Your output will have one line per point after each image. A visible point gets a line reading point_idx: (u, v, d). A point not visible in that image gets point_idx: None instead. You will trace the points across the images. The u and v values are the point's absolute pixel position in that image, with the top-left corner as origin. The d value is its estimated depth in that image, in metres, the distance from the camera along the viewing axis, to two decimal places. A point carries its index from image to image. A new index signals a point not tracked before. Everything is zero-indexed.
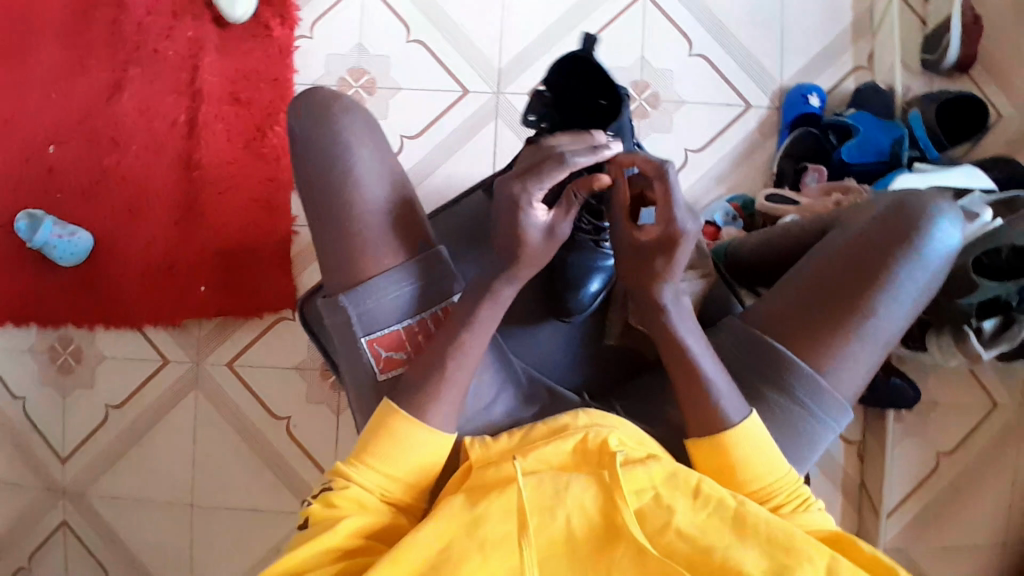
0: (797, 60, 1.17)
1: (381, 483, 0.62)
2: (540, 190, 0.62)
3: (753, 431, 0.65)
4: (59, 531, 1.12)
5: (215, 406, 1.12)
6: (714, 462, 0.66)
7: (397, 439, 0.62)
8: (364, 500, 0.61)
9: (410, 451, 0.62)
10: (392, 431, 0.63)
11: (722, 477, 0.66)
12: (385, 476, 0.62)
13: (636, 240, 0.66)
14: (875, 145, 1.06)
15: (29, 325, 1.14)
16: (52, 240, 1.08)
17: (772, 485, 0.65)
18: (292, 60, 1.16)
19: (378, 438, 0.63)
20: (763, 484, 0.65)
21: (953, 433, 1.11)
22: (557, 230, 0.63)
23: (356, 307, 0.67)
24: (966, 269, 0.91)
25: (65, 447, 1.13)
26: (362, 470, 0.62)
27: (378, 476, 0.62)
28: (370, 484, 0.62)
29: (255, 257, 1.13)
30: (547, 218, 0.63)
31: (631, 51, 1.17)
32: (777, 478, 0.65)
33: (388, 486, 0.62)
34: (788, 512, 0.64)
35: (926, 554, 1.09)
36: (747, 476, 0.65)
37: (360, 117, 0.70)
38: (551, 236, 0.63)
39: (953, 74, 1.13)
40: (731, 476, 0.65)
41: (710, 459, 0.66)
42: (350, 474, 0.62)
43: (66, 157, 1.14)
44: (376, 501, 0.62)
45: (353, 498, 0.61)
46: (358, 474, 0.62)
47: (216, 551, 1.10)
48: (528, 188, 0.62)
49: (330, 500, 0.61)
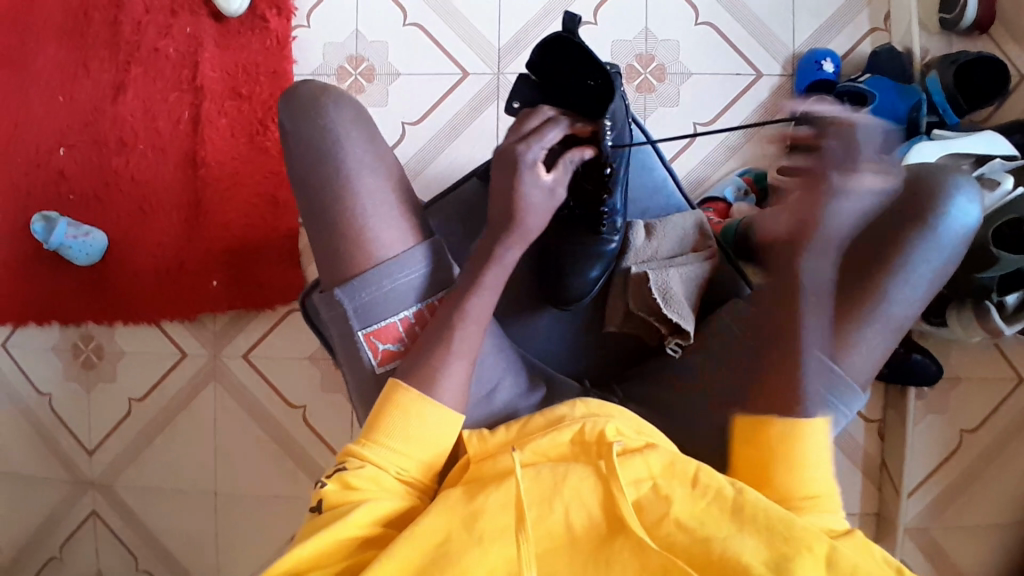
0: (810, 24, 1.12)
1: (397, 461, 0.62)
2: (537, 150, 0.69)
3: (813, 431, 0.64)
4: (89, 521, 1.17)
5: (233, 396, 1.15)
6: (755, 454, 0.65)
7: (411, 414, 0.63)
8: (381, 478, 0.61)
9: (422, 429, 0.63)
10: (403, 406, 0.63)
11: (757, 468, 0.65)
12: (401, 454, 0.62)
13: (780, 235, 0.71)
14: (891, 113, 0.99)
15: (51, 324, 1.17)
16: (67, 241, 1.09)
17: (804, 483, 0.63)
18: (290, 50, 1.16)
19: (389, 416, 0.63)
20: (800, 481, 0.63)
21: (977, 408, 1.07)
22: (556, 192, 0.71)
23: (353, 300, 0.68)
24: (986, 243, 0.86)
25: (91, 441, 1.17)
26: (378, 449, 0.62)
27: (393, 454, 0.62)
28: (385, 462, 0.62)
29: (263, 251, 1.14)
30: (550, 181, 0.70)
31: (635, 23, 1.13)
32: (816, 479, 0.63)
33: (404, 464, 0.62)
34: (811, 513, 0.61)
35: (950, 531, 1.07)
36: (786, 468, 0.63)
37: (351, 113, 0.70)
38: (552, 195, 0.70)
39: (972, 34, 1.07)
40: (766, 468, 0.64)
41: (750, 440, 0.66)
42: (365, 454, 0.62)
43: (75, 158, 1.16)
44: (393, 480, 0.61)
45: (370, 477, 0.60)
46: (373, 453, 0.62)
47: (239, 538, 1.14)
48: (529, 147, 0.69)
49: (346, 480, 0.60)
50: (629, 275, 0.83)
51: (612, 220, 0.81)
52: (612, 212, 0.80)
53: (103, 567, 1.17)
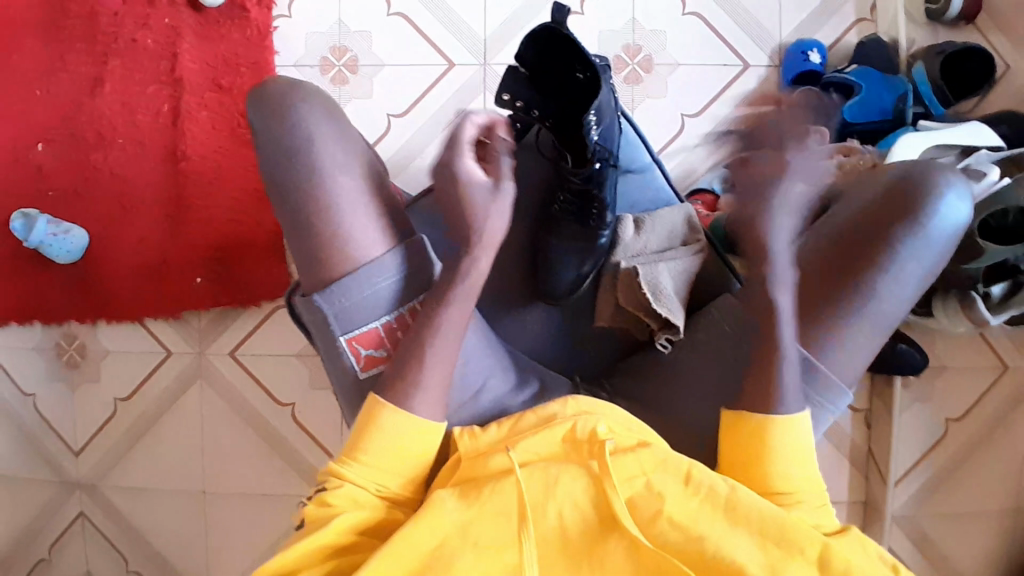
0: (796, 14, 1.11)
1: (376, 479, 0.62)
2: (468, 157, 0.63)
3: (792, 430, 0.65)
4: (78, 521, 1.16)
5: (220, 393, 1.14)
6: (739, 457, 0.66)
7: (386, 432, 0.62)
8: (358, 496, 0.61)
9: (398, 446, 0.62)
10: (378, 425, 0.62)
11: (745, 468, 0.65)
12: (380, 470, 0.62)
13: (826, 237, 0.71)
14: (877, 105, 1.01)
15: (33, 324, 1.16)
16: (47, 240, 1.07)
17: (793, 476, 0.64)
18: (271, 42, 1.14)
19: (369, 434, 0.62)
20: (784, 477, 0.64)
21: (963, 396, 1.08)
22: (499, 186, 0.64)
23: (331, 306, 0.68)
24: (971, 234, 0.87)
25: (77, 440, 1.16)
26: (356, 467, 0.62)
27: (371, 471, 0.62)
28: (364, 480, 0.62)
29: (247, 247, 1.12)
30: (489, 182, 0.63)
31: (621, 13, 1.12)
32: (800, 475, 0.64)
33: (383, 480, 0.62)
34: (801, 509, 0.63)
35: (936, 518, 1.08)
36: (769, 467, 0.64)
37: (317, 111, 0.69)
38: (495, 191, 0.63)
39: (958, 24, 1.07)
40: (754, 467, 0.65)
41: (736, 440, 0.66)
42: (343, 473, 0.62)
43: (53, 154, 1.14)
44: (373, 496, 0.62)
45: (347, 496, 0.61)
46: (352, 472, 0.62)
47: (230, 537, 1.14)
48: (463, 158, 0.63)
49: (324, 500, 0.61)
50: (619, 270, 0.82)
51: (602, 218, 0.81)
52: (602, 207, 0.79)
53: (92, 567, 1.16)
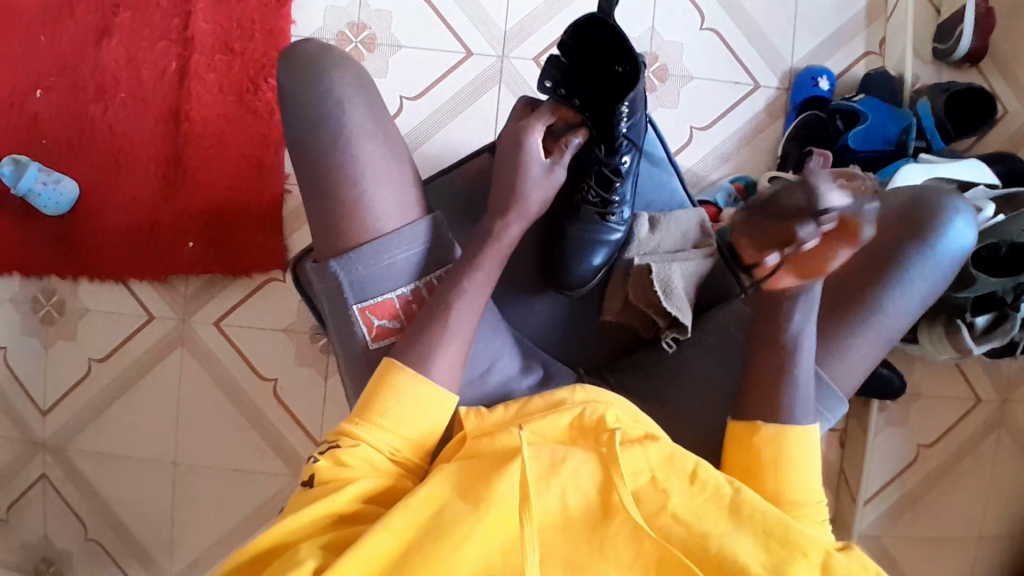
0: (809, 41, 1.15)
1: (390, 442, 0.61)
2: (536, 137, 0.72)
3: (801, 444, 0.64)
4: (39, 484, 1.11)
5: (200, 363, 1.10)
6: (742, 466, 0.66)
7: (401, 396, 0.61)
8: (373, 459, 0.60)
9: (411, 410, 0.61)
10: (398, 386, 0.61)
11: (748, 477, 0.65)
12: (392, 432, 0.61)
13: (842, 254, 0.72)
14: (881, 134, 1.04)
15: (10, 275, 1.11)
16: (36, 188, 1.03)
17: (801, 485, 0.63)
18: (289, 10, 1.12)
19: (383, 396, 0.61)
20: (788, 481, 0.63)
21: (936, 423, 1.12)
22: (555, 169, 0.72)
23: (347, 272, 0.66)
24: (965, 263, 0.92)
25: (46, 400, 1.11)
26: (370, 426, 0.61)
27: (386, 434, 0.61)
28: (379, 443, 0.60)
29: (246, 214, 1.10)
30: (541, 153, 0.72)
31: (642, 21, 1.14)
32: (803, 490, 0.63)
33: (396, 442, 0.61)
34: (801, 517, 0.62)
35: (901, 540, 1.11)
36: (776, 475, 0.63)
37: (353, 74, 0.68)
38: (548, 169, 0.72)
39: (963, 66, 1.12)
40: (756, 476, 0.64)
41: (739, 451, 0.66)
42: (358, 433, 0.60)
43: (52, 103, 1.10)
44: (385, 460, 0.60)
45: (363, 456, 0.60)
46: (368, 434, 0.60)
47: (198, 512, 1.10)
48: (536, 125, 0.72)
49: (338, 458, 0.59)
50: (631, 266, 0.83)
51: (618, 212, 0.82)
52: (621, 202, 0.81)
53: (50, 532, 1.11)
